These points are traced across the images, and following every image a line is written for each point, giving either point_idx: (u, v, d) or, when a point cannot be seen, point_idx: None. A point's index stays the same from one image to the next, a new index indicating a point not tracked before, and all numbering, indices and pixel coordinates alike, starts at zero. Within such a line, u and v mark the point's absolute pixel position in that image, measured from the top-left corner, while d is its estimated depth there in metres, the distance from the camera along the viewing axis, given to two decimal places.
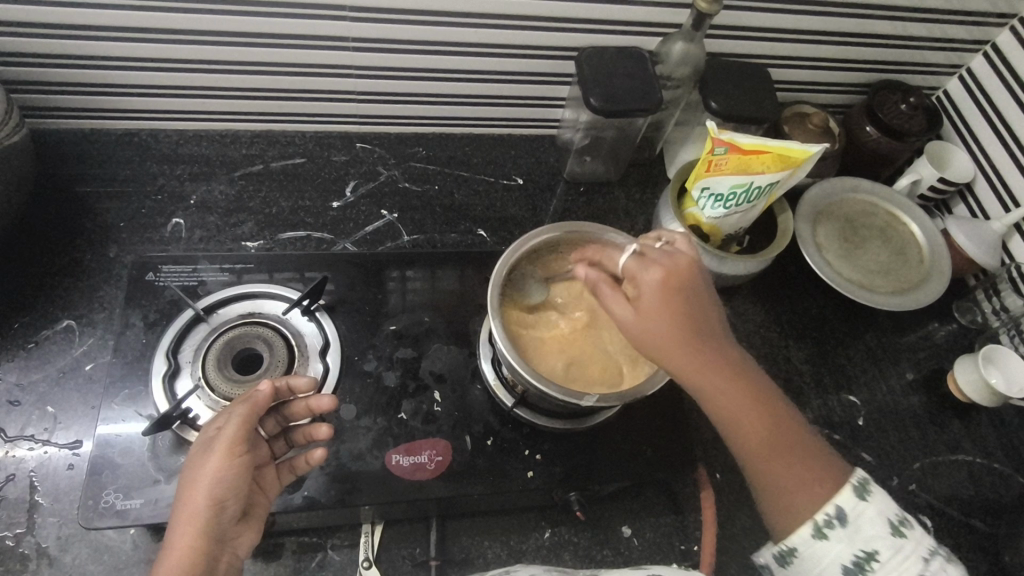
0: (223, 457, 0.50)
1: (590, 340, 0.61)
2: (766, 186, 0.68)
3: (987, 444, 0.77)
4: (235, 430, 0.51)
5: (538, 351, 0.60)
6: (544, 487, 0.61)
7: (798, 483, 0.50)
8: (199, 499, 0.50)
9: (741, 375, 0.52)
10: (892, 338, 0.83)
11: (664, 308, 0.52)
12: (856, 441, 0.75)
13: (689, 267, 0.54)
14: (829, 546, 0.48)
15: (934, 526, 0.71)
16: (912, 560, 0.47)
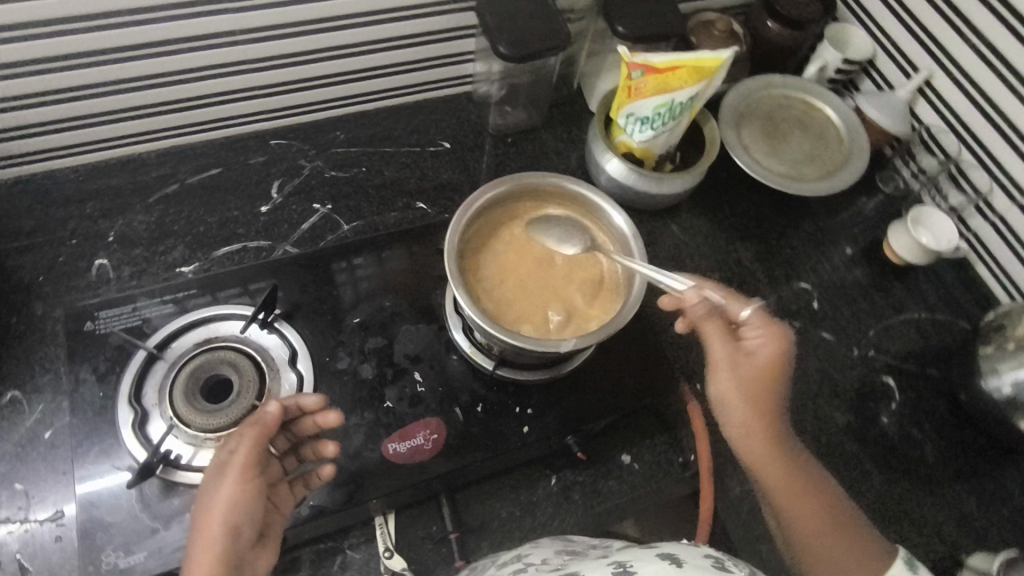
0: (235, 483, 0.50)
1: (547, 291, 0.62)
2: (687, 100, 0.69)
3: (927, 298, 0.83)
4: (247, 458, 0.51)
5: (503, 310, 0.60)
6: (542, 439, 0.62)
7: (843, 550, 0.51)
8: (215, 527, 0.49)
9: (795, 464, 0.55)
10: (828, 221, 0.87)
11: (740, 401, 0.54)
12: (815, 323, 0.80)
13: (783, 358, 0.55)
14: None
15: (896, 383, 0.77)
16: None
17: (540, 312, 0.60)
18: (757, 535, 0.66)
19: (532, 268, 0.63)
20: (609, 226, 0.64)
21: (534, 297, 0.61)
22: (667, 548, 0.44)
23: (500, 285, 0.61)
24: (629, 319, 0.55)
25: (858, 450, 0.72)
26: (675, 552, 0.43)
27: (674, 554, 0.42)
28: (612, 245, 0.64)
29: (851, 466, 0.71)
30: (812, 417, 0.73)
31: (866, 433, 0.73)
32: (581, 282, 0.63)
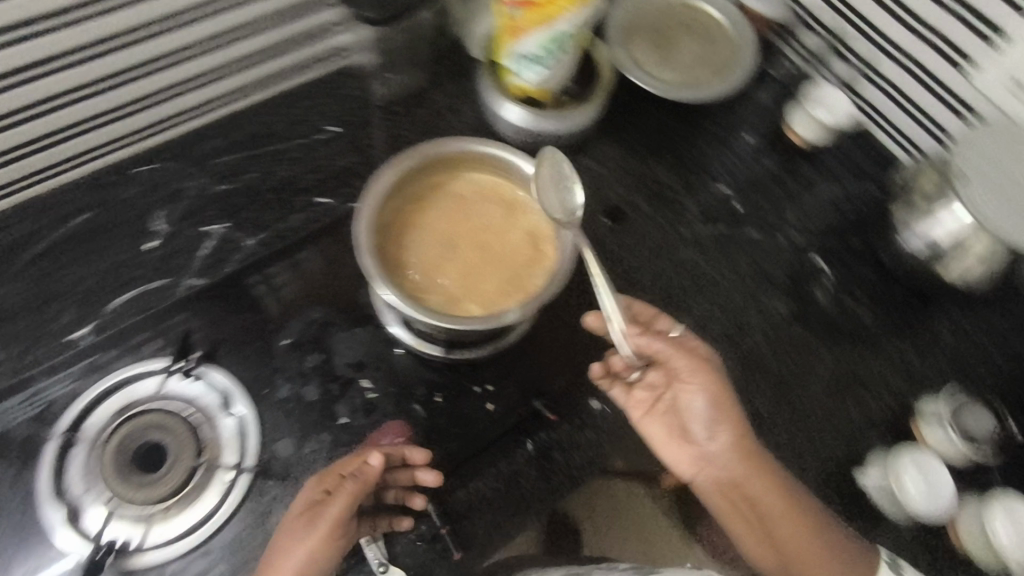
0: (321, 539, 0.50)
1: (481, 260, 0.59)
2: (569, 31, 0.67)
3: (835, 172, 0.84)
4: (342, 512, 0.51)
5: (440, 292, 0.57)
6: (509, 412, 0.62)
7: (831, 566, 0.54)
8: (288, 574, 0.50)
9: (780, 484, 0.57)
10: (730, 117, 0.87)
11: (727, 414, 0.58)
12: (737, 223, 0.80)
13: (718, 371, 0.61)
14: None
15: (826, 261, 0.79)
16: None
17: (475, 287, 0.57)
18: None
19: (455, 241, 0.60)
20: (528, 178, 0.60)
21: (469, 271, 0.58)
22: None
23: (432, 266, 0.58)
24: (568, 274, 0.54)
25: (804, 333, 0.74)
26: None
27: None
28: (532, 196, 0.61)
29: (801, 352, 0.74)
30: (756, 316, 0.75)
31: (809, 317, 0.75)
32: (508, 242, 0.60)
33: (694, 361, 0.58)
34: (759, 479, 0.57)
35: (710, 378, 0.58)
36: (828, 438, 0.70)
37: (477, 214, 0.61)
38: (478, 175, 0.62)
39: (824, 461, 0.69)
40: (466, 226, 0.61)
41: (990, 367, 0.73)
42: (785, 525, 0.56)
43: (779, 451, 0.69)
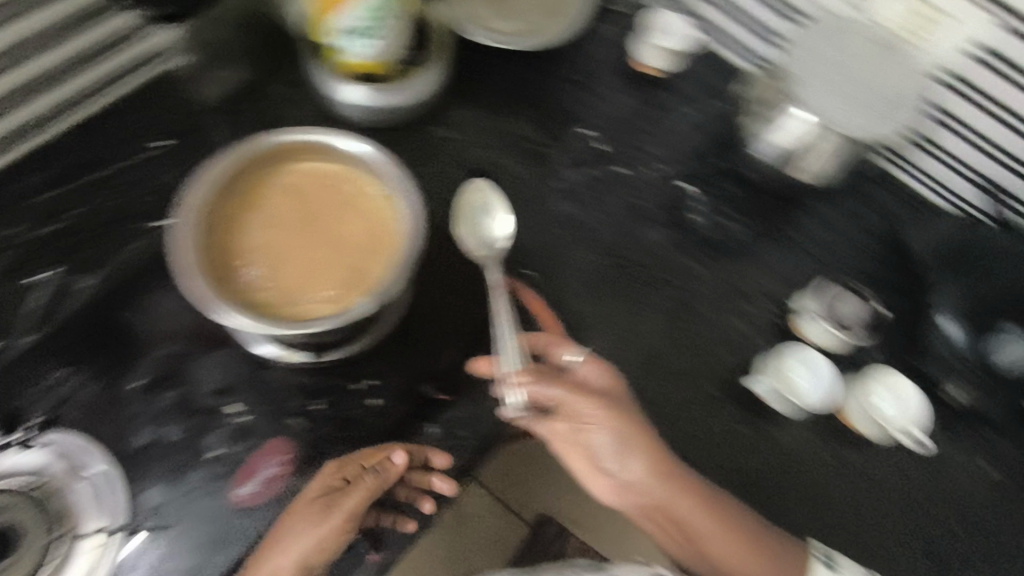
0: (330, 530, 0.52)
1: (327, 252, 0.56)
2: None
3: (692, 94, 0.84)
4: (358, 510, 0.53)
5: (289, 295, 0.54)
6: (398, 401, 0.60)
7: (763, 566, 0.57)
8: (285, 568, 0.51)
9: (701, 496, 0.59)
10: (580, 57, 0.85)
11: (634, 442, 0.59)
12: (604, 162, 0.80)
13: (621, 394, 0.61)
14: None
15: (695, 185, 0.79)
16: None
17: (326, 282, 0.54)
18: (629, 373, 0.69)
19: (297, 237, 0.56)
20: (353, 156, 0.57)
21: (316, 266, 0.55)
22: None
23: (277, 270, 0.55)
24: (415, 261, 0.51)
25: (683, 258, 0.76)
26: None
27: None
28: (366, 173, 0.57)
29: (681, 278, 0.75)
30: (636, 251, 0.75)
31: (683, 243, 0.77)
32: (355, 230, 0.56)
33: (590, 405, 0.58)
34: (680, 495, 0.59)
35: (612, 417, 0.58)
36: (719, 354, 0.72)
37: (317, 205, 0.57)
38: (313, 163, 0.58)
39: (719, 377, 0.71)
40: (309, 220, 0.57)
41: (854, 254, 0.77)
42: (712, 532, 0.59)
43: (677, 377, 0.70)
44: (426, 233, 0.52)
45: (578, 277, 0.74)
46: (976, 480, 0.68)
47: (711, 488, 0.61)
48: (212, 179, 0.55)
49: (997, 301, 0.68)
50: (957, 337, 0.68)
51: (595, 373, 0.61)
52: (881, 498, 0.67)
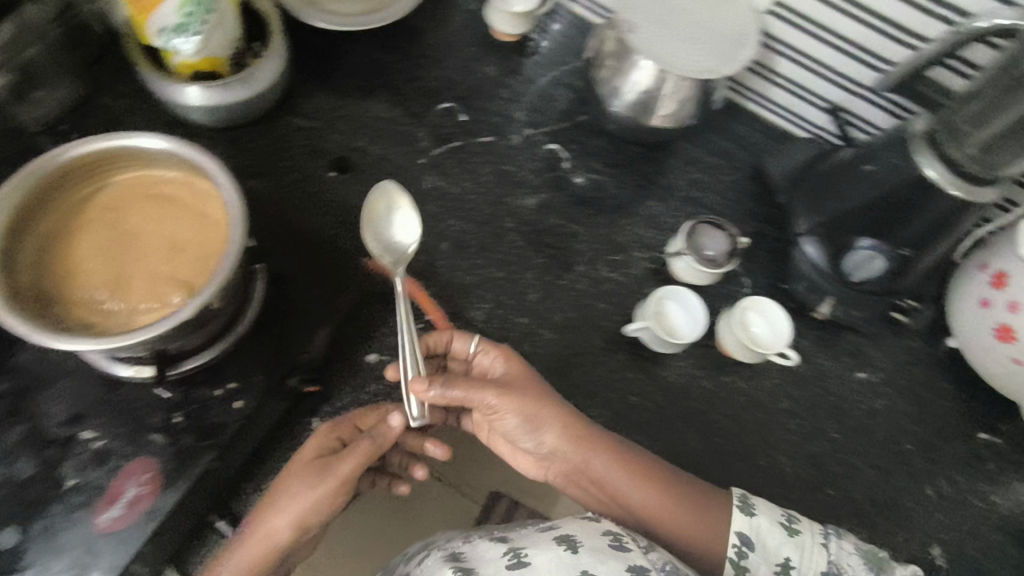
0: (328, 493, 0.55)
1: (159, 260, 0.53)
2: None
3: (549, 56, 0.85)
4: (354, 467, 0.56)
5: (124, 310, 0.51)
6: (263, 402, 0.56)
7: (687, 517, 0.57)
8: (281, 529, 0.54)
9: (620, 455, 0.60)
10: (434, 32, 0.85)
11: (546, 416, 0.60)
12: (470, 132, 0.79)
13: (528, 373, 0.62)
14: (790, 543, 0.56)
15: (561, 145, 0.80)
16: (812, 550, 0.56)
17: (166, 284, 0.52)
18: (516, 337, 0.69)
19: (126, 250, 0.53)
20: (163, 157, 0.53)
21: (148, 277, 0.52)
22: (564, 530, 0.52)
23: (109, 288, 0.52)
24: (243, 228, 0.48)
25: (559, 218, 0.76)
26: (572, 535, 0.51)
27: (572, 536, 0.51)
28: (184, 170, 0.54)
29: (560, 237, 0.75)
30: (511, 216, 0.75)
31: (558, 202, 0.77)
32: (186, 226, 0.54)
33: (495, 394, 0.60)
34: (599, 459, 0.60)
35: (521, 397, 0.60)
36: (604, 306, 0.72)
37: (142, 212, 0.55)
38: (127, 170, 0.55)
39: (605, 329, 0.71)
40: (135, 230, 0.54)
41: (717, 195, 0.81)
42: (635, 491, 0.59)
43: (565, 334, 0.70)
44: (247, 216, 0.49)
45: (456, 250, 0.72)
46: (847, 390, 0.73)
47: (631, 448, 0.62)
48: (12, 203, 0.50)
49: (852, 224, 0.69)
50: (818, 258, 0.73)
51: (489, 359, 0.63)
52: (766, 421, 0.70)
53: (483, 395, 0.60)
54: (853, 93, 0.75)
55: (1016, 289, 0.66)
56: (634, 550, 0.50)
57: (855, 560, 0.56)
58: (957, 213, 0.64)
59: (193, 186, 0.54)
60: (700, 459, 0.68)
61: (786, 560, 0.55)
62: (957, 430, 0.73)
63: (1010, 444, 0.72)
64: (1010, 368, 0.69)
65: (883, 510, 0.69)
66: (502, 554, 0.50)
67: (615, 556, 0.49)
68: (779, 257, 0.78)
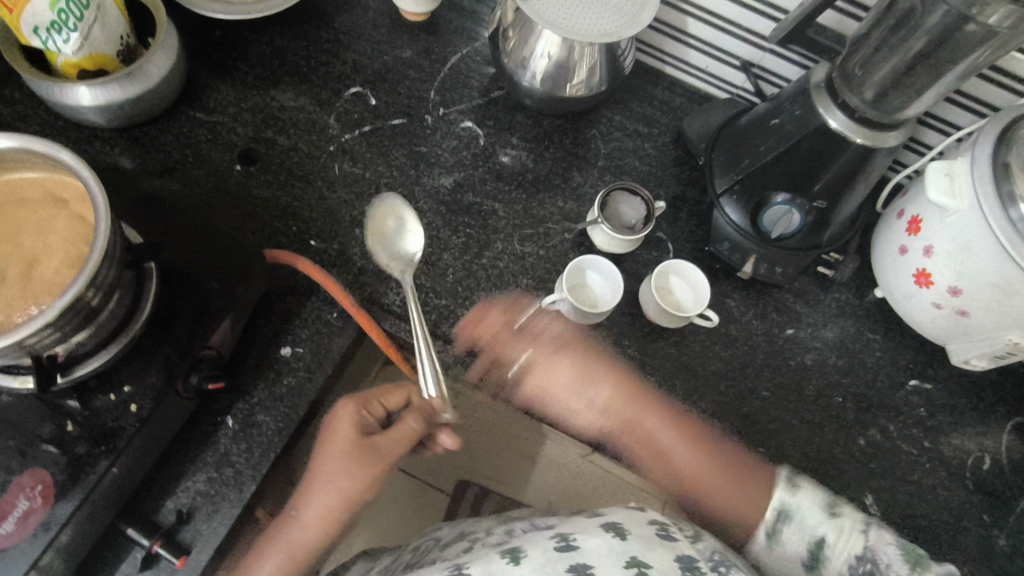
0: (368, 472, 0.54)
1: (30, 263, 0.51)
2: None
3: (458, 32, 0.83)
4: (395, 449, 0.55)
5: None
6: (161, 402, 0.55)
7: (733, 488, 0.60)
8: (327, 508, 0.54)
9: (673, 419, 0.65)
10: (338, 14, 0.82)
11: (597, 371, 0.67)
12: (381, 115, 0.77)
13: (588, 338, 0.69)
14: (829, 530, 0.54)
15: (477, 122, 0.79)
16: (851, 537, 0.54)
17: (39, 287, 0.50)
18: (436, 320, 0.68)
19: None
20: (22, 157, 0.51)
21: (18, 281, 0.50)
22: (611, 518, 0.49)
23: None
24: (106, 223, 0.47)
25: (478, 197, 0.75)
26: (619, 523, 0.48)
27: (619, 523, 0.47)
28: (47, 168, 0.52)
29: (479, 215, 0.74)
30: (427, 198, 0.74)
31: (475, 179, 0.76)
32: (56, 226, 0.52)
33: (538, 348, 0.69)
34: (649, 418, 0.65)
35: (622, 405, 0.66)
36: (526, 282, 0.71)
37: (12, 215, 0.52)
38: None
39: (528, 306, 0.70)
40: (7, 234, 0.52)
41: (639, 162, 0.80)
42: (682, 450, 0.64)
43: (487, 312, 0.69)
44: (109, 209, 0.47)
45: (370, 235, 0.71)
46: (776, 348, 0.74)
47: (681, 413, 0.67)
48: None
49: (768, 180, 0.68)
50: (738, 219, 0.71)
51: (546, 321, 0.69)
52: (697, 385, 0.70)
53: (515, 346, 0.68)
54: (763, 49, 0.75)
55: (930, 233, 0.65)
56: (680, 541, 0.46)
57: (891, 551, 0.53)
58: (865, 159, 0.63)
59: (62, 185, 0.53)
60: (629, 428, 0.67)
61: (818, 544, 0.54)
62: (887, 380, 0.73)
63: (940, 389, 0.73)
64: (933, 313, 0.69)
65: (819, 465, 0.69)
66: (550, 537, 0.47)
67: (662, 545, 0.45)
68: (704, 221, 0.77)
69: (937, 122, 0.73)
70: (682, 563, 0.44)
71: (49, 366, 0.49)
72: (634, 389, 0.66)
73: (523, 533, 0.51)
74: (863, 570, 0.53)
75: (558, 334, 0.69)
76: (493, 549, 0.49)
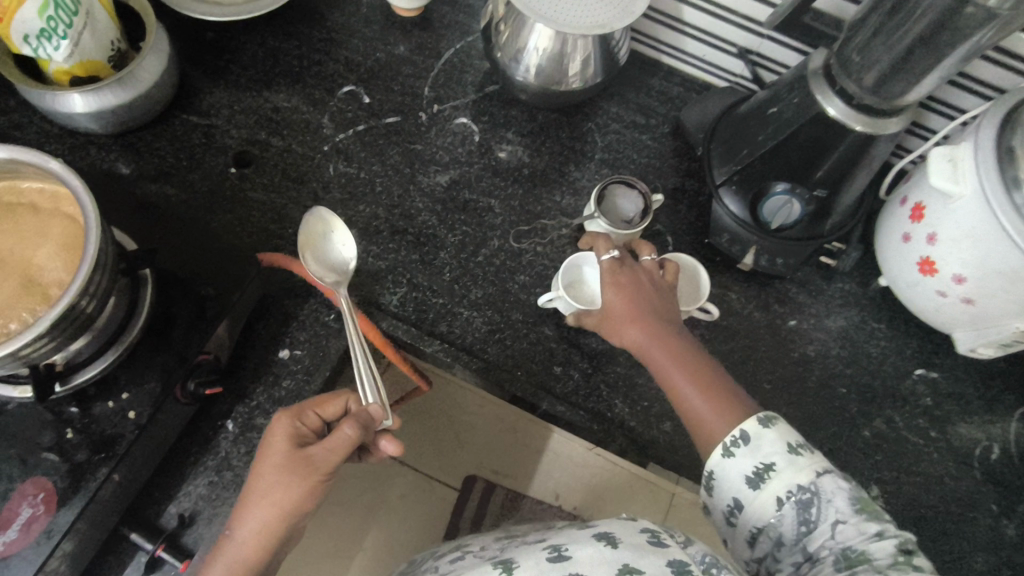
0: (300, 486, 0.49)
1: (25, 274, 0.51)
2: None
3: (451, 28, 0.82)
4: (331, 461, 0.50)
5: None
6: (160, 408, 0.55)
7: (716, 417, 0.51)
8: (257, 526, 0.49)
9: (666, 339, 0.57)
10: (330, 13, 0.82)
11: (639, 297, 0.59)
12: (375, 113, 0.77)
13: (637, 274, 0.61)
14: (784, 470, 0.47)
15: (472, 118, 0.78)
16: (805, 471, 0.47)
17: (33, 299, 0.50)
18: (433, 319, 0.68)
19: None
20: (16, 167, 0.51)
21: (13, 292, 0.51)
22: (603, 527, 0.48)
23: None
24: (97, 233, 0.47)
25: (474, 194, 0.74)
26: (610, 532, 0.47)
27: (610, 533, 0.46)
28: (39, 178, 0.52)
29: (474, 213, 0.73)
30: (422, 197, 0.73)
31: (470, 176, 0.75)
32: (49, 236, 0.52)
33: (611, 284, 0.60)
34: (641, 343, 0.58)
35: (624, 323, 0.59)
36: (523, 279, 0.71)
37: (5, 225, 0.52)
38: None
39: (525, 303, 0.70)
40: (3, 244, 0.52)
41: (637, 154, 0.79)
42: (677, 382, 0.55)
43: (484, 309, 0.69)
44: (99, 219, 0.47)
45: (366, 236, 0.71)
46: (778, 340, 0.73)
47: (684, 339, 0.57)
48: None
49: (767, 170, 0.67)
50: (738, 210, 0.70)
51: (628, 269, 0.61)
52: None
53: (604, 288, 0.60)
54: (761, 36, 0.74)
55: (933, 220, 0.64)
56: (673, 546, 0.45)
57: (840, 502, 0.46)
58: (865, 147, 0.62)
59: (54, 195, 0.53)
60: (628, 424, 0.66)
61: (780, 500, 0.47)
62: (891, 370, 0.72)
63: (946, 377, 0.72)
64: (938, 301, 0.68)
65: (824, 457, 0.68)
66: (543, 549, 0.46)
67: (655, 551, 0.44)
68: (703, 212, 0.76)
69: (941, 106, 0.72)
70: (674, 567, 0.42)
71: (47, 376, 0.50)
72: (654, 322, 0.58)
73: (515, 547, 0.51)
74: (802, 501, 0.46)
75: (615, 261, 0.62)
76: (486, 562, 0.49)
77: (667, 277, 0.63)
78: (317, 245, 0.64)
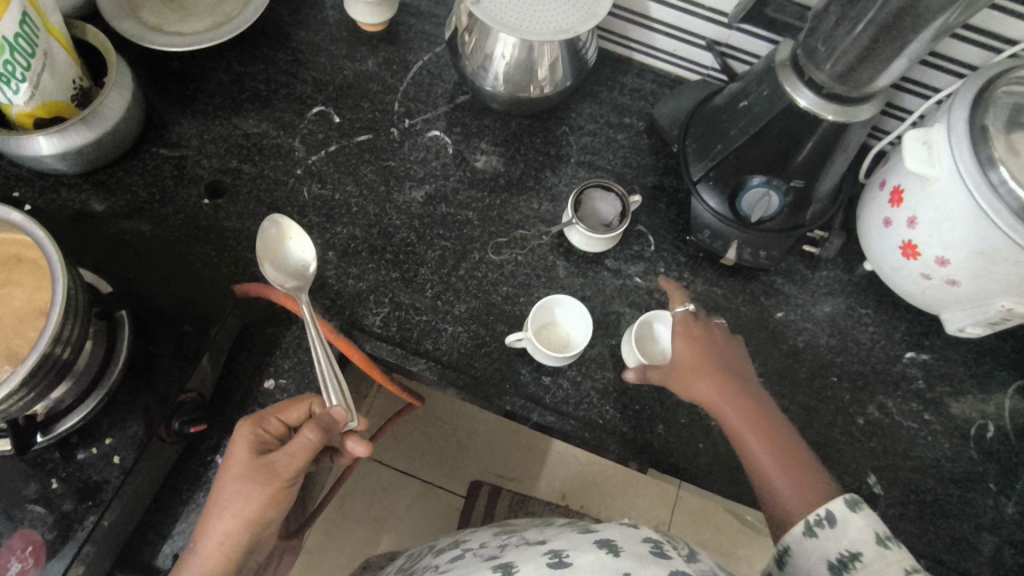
0: (264, 489, 0.49)
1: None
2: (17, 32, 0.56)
3: (416, 40, 0.82)
4: (293, 465, 0.51)
5: None
6: (145, 451, 0.55)
7: (805, 499, 0.50)
8: (225, 529, 0.49)
9: (741, 402, 0.58)
10: (294, 33, 0.81)
11: (712, 357, 0.61)
12: (347, 133, 0.76)
13: (708, 331, 0.63)
14: (871, 559, 0.44)
15: (444, 130, 0.77)
16: (892, 565, 0.44)
17: (9, 351, 0.50)
18: (419, 337, 0.67)
19: None
20: None
21: None
22: (605, 534, 0.48)
23: None
24: (64, 283, 0.46)
25: (452, 207, 0.74)
26: (612, 539, 0.46)
27: (612, 540, 0.46)
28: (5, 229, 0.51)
29: (453, 226, 0.73)
30: (399, 214, 0.73)
31: (447, 190, 0.75)
32: (20, 287, 0.52)
33: (679, 341, 0.62)
34: (714, 401, 0.58)
35: (695, 377, 0.60)
36: (506, 289, 0.70)
37: None
38: None
39: (510, 315, 0.69)
40: None
41: (614, 155, 0.79)
42: (752, 445, 0.55)
43: (470, 324, 0.69)
44: (65, 270, 0.47)
45: (346, 258, 0.70)
46: (768, 332, 0.72)
47: (760, 400, 0.58)
48: None
49: (742, 164, 0.66)
50: (717, 206, 0.69)
51: (698, 329, 0.63)
52: None
53: (677, 343, 0.62)
54: (730, 28, 0.73)
55: (913, 203, 0.63)
56: (676, 557, 0.45)
57: None
58: (838, 135, 0.61)
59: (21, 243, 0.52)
60: (621, 429, 0.66)
61: None
62: (883, 355, 0.72)
63: (937, 359, 0.72)
64: (924, 284, 0.67)
65: (820, 448, 0.68)
66: (542, 553, 0.46)
67: (656, 562, 0.43)
68: (683, 209, 0.76)
69: (914, 86, 0.71)
70: None
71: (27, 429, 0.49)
72: (732, 385, 0.59)
73: (515, 549, 0.51)
74: None
75: (688, 320, 0.64)
76: (485, 565, 0.49)
77: (734, 343, 0.64)
78: (278, 255, 0.67)
